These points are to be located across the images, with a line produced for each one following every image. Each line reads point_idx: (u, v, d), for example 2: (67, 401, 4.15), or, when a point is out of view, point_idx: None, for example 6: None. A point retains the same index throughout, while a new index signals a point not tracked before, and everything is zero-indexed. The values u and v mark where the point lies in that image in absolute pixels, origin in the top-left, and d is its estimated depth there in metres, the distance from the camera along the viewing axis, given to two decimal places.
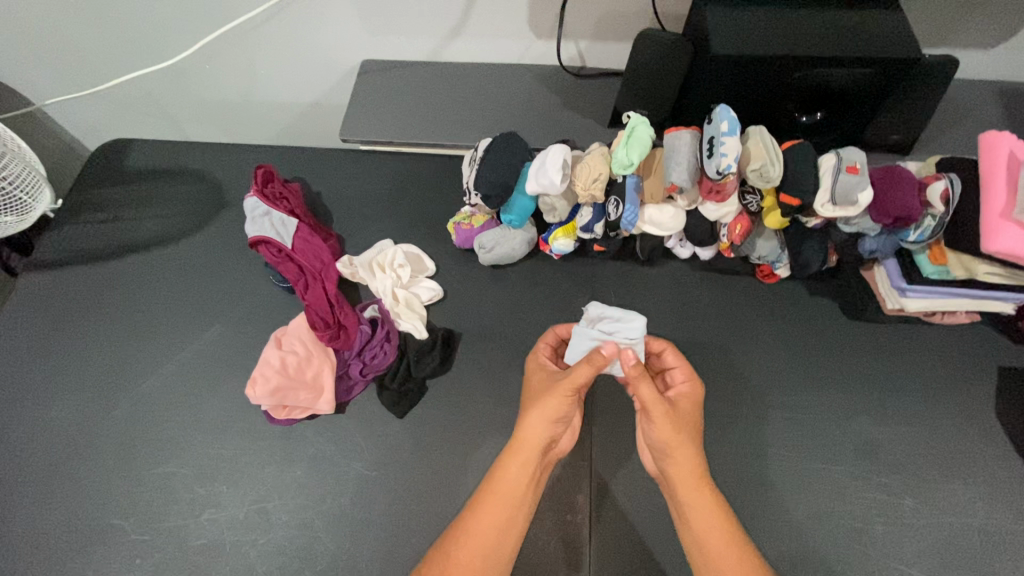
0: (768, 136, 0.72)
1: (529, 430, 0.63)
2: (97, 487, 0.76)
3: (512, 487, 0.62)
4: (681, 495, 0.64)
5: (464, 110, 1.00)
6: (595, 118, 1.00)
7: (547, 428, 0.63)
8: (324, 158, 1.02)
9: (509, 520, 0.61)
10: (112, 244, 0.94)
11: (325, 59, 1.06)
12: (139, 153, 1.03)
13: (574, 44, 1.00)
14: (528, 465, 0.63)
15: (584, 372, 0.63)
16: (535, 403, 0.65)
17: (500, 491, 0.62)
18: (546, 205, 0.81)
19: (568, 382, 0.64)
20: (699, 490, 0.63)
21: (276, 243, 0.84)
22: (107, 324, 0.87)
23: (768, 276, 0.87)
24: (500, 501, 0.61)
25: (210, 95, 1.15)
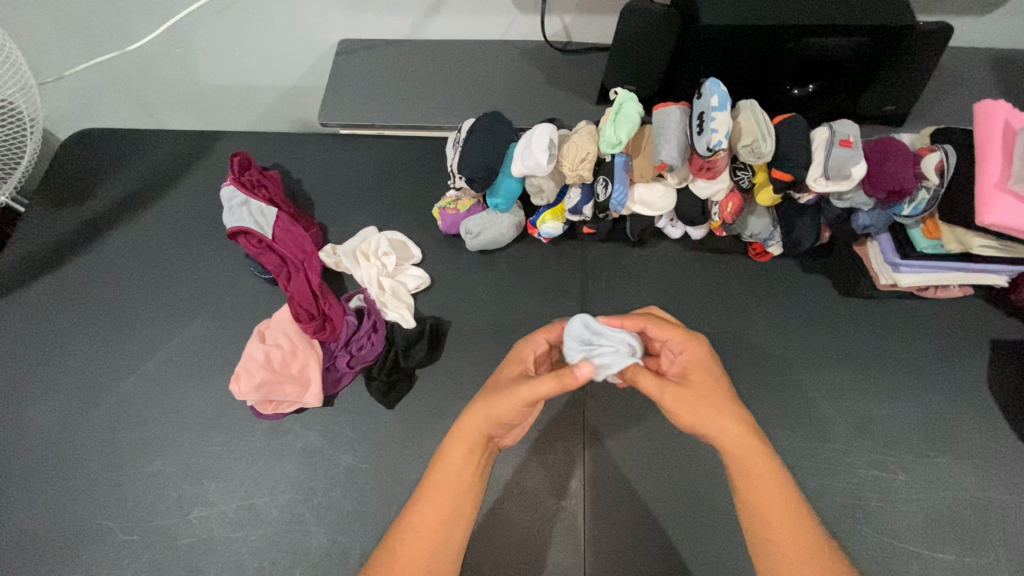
0: (759, 110, 0.70)
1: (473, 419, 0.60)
2: (82, 489, 0.74)
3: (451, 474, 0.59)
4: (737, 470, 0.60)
5: (446, 91, 0.97)
6: (581, 95, 0.97)
7: (487, 416, 0.59)
8: (304, 143, 0.99)
9: (454, 507, 0.59)
10: (83, 238, 0.90)
11: (301, 38, 1.02)
12: (109, 142, 0.99)
13: (559, 18, 0.97)
14: (468, 450, 0.59)
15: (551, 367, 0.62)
16: (484, 395, 0.60)
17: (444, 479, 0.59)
18: (533, 187, 0.79)
19: (523, 387, 0.58)
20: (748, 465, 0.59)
21: (255, 233, 0.81)
22: (84, 322, 0.84)
23: (760, 254, 0.85)
24: (451, 481, 0.59)
25: (184, 81, 1.11)
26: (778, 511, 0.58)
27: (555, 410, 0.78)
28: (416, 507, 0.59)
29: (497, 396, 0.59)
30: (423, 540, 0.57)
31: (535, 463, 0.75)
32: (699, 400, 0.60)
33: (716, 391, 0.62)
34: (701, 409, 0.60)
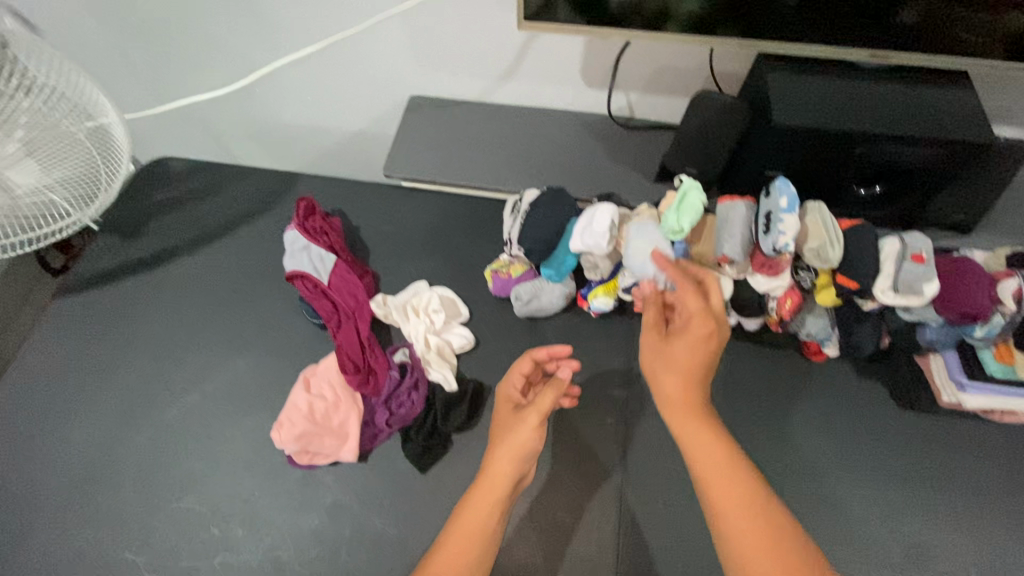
0: (827, 214, 0.71)
1: (494, 465, 0.63)
2: (114, 516, 0.75)
3: (473, 527, 0.60)
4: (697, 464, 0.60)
5: (508, 155, 1.00)
6: (640, 171, 0.98)
7: (512, 455, 0.63)
8: (365, 190, 1.02)
9: (475, 552, 0.59)
10: (149, 262, 0.94)
11: (375, 90, 1.08)
12: (187, 170, 1.04)
13: (624, 95, 1.00)
14: (494, 505, 0.62)
15: (549, 399, 0.65)
16: (504, 437, 0.65)
17: (458, 529, 0.60)
18: (588, 263, 0.80)
19: (535, 410, 0.65)
20: (707, 442, 0.61)
21: (312, 278, 0.86)
22: (138, 345, 0.87)
23: (815, 354, 0.82)
24: (468, 529, 0.60)
25: (259, 119, 1.17)
26: (730, 491, 0.58)
27: (591, 493, 0.76)
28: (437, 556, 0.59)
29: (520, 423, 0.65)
30: None
31: (567, 550, 0.72)
32: (666, 348, 0.66)
33: (700, 425, 0.62)
34: (660, 357, 0.66)
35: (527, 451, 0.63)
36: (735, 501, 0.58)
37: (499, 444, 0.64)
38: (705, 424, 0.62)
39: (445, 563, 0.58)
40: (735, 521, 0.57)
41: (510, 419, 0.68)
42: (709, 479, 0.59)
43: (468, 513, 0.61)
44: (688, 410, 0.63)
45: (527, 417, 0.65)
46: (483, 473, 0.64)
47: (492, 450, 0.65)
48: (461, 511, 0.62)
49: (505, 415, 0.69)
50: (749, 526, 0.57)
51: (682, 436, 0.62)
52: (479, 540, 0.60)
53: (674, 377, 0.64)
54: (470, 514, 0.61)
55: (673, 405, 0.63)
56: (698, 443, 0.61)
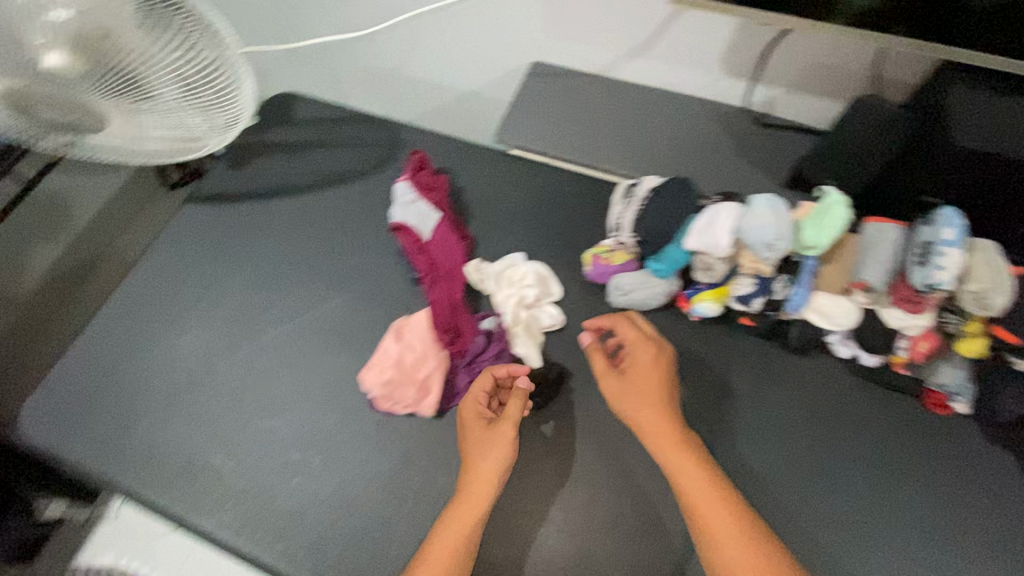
0: (996, 255, 0.63)
1: (473, 480, 0.67)
2: (208, 422, 0.80)
3: (449, 545, 0.64)
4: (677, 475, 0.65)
5: (626, 138, 0.95)
6: (768, 174, 0.91)
7: (491, 468, 0.67)
8: (475, 153, 1.01)
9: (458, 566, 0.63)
10: (265, 192, 0.98)
11: (498, 52, 1.06)
12: (309, 110, 1.08)
13: (764, 90, 0.92)
14: (476, 518, 0.65)
15: (517, 407, 0.70)
16: (483, 452, 0.68)
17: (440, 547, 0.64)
18: (701, 264, 0.74)
19: (506, 423, 0.69)
20: (686, 453, 0.66)
21: (415, 232, 0.87)
22: (246, 269, 0.91)
23: (939, 407, 0.73)
24: (450, 547, 0.63)
25: (380, 67, 1.18)
26: (707, 502, 0.63)
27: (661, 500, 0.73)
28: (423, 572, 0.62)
29: (491, 445, 0.68)
30: None
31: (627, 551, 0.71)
32: (628, 382, 0.71)
33: (673, 438, 0.67)
34: (646, 388, 0.69)
35: (506, 461, 0.67)
36: (716, 509, 0.63)
37: (479, 457, 0.68)
38: (678, 440, 0.67)
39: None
40: (711, 520, 0.62)
41: (478, 435, 0.70)
42: (690, 492, 0.64)
43: (448, 531, 0.64)
44: (661, 428, 0.67)
45: (511, 408, 0.70)
46: (462, 490, 0.67)
47: (467, 468, 0.68)
48: (431, 538, 0.65)
49: (472, 422, 0.71)
50: (731, 532, 0.61)
51: (651, 436, 0.68)
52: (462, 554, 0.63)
53: (642, 390, 0.69)
54: (445, 544, 0.64)
55: (644, 422, 0.68)
56: (669, 451, 0.66)
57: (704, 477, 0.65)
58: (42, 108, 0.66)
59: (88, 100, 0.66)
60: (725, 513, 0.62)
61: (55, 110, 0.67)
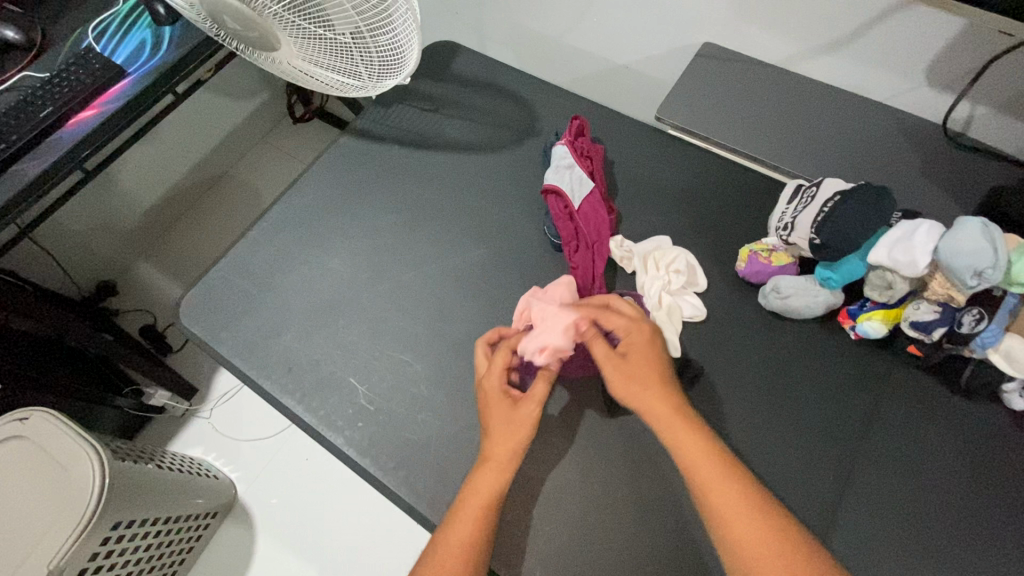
0: None
1: (491, 455, 0.64)
2: (346, 344, 0.84)
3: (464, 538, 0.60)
4: (692, 471, 0.57)
5: (797, 135, 0.90)
6: (955, 199, 0.83)
7: (511, 447, 0.64)
8: (629, 127, 0.98)
9: (474, 540, 0.60)
10: (417, 134, 1.00)
11: (667, 27, 1.02)
12: (466, 61, 1.08)
13: (968, 106, 0.84)
14: (489, 494, 0.62)
15: (539, 391, 0.66)
16: (497, 426, 0.66)
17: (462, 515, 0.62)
18: (880, 280, 0.69)
19: (529, 401, 0.66)
20: (706, 453, 0.58)
21: (566, 199, 0.86)
22: (393, 205, 0.94)
23: None
24: (467, 519, 0.61)
25: (536, 27, 1.17)
26: (727, 504, 0.55)
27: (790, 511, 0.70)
28: (439, 540, 0.60)
29: (521, 425, 0.65)
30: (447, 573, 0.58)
31: None
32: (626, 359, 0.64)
33: (670, 411, 0.60)
34: (626, 364, 0.63)
35: (522, 443, 0.64)
36: (738, 510, 0.55)
37: (495, 435, 0.65)
38: (688, 425, 0.59)
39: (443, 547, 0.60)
40: (737, 519, 0.54)
41: (493, 403, 0.67)
42: (706, 490, 0.56)
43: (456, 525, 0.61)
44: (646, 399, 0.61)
45: (535, 387, 0.66)
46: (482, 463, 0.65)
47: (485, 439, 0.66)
48: (462, 495, 0.63)
49: (488, 399, 0.68)
50: (763, 538, 0.53)
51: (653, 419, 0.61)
52: (480, 532, 0.61)
53: (643, 362, 0.63)
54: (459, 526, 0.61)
55: (636, 395, 0.62)
56: (670, 425, 0.60)
57: (728, 485, 0.56)
58: (228, 17, 0.69)
59: (271, 24, 0.70)
60: (754, 531, 0.54)
61: (239, 23, 0.70)
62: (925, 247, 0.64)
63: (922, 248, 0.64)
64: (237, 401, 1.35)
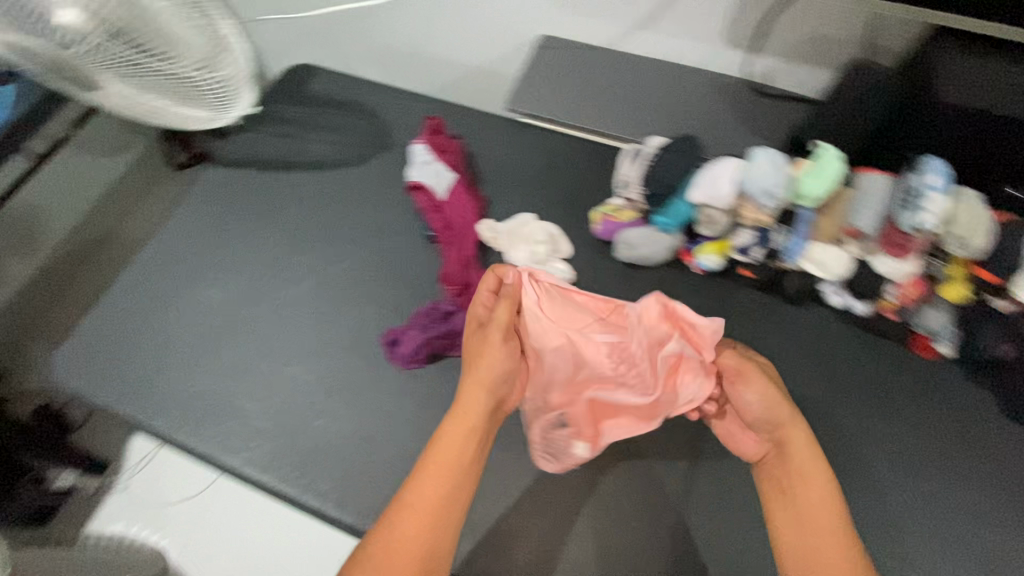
0: (978, 202, 0.69)
1: (464, 404, 0.67)
2: (234, 369, 0.83)
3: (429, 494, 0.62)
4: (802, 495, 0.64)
5: (631, 105, 1.00)
6: (767, 139, 0.95)
7: (479, 392, 0.68)
8: (485, 120, 1.05)
9: (447, 486, 0.62)
10: (284, 158, 1.02)
11: (506, 26, 1.10)
12: (324, 81, 1.11)
13: (766, 59, 0.97)
14: (466, 442, 0.65)
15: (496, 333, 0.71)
16: (471, 370, 0.70)
17: (432, 463, 0.64)
18: (705, 218, 0.79)
19: (496, 343, 0.71)
20: (816, 472, 0.65)
21: (431, 192, 0.91)
22: (267, 228, 0.95)
23: (925, 349, 0.78)
24: (447, 463, 0.63)
25: (390, 40, 1.22)
26: (832, 524, 0.62)
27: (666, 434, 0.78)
28: (410, 491, 0.62)
29: (481, 369, 0.69)
30: (421, 519, 0.60)
31: (635, 483, 0.75)
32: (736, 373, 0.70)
33: (811, 464, 0.65)
34: (770, 398, 0.68)
35: (491, 385, 0.69)
36: (832, 534, 0.61)
37: (470, 383, 0.69)
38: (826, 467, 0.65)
39: (415, 497, 0.61)
40: (842, 540, 0.61)
41: (469, 352, 0.72)
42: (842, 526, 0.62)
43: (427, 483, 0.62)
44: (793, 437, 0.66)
45: (493, 333, 0.71)
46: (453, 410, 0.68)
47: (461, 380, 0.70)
48: (434, 444, 0.65)
49: (463, 346, 0.73)
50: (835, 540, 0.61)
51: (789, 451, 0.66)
52: (451, 480, 0.63)
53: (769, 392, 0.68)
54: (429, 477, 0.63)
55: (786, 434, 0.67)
56: (805, 467, 0.65)
57: (826, 486, 0.64)
58: (38, 65, 0.69)
59: (88, 68, 0.70)
60: (828, 532, 0.61)
61: (53, 70, 0.70)
62: (730, 181, 0.74)
63: (727, 182, 0.74)
64: (154, 466, 1.20)
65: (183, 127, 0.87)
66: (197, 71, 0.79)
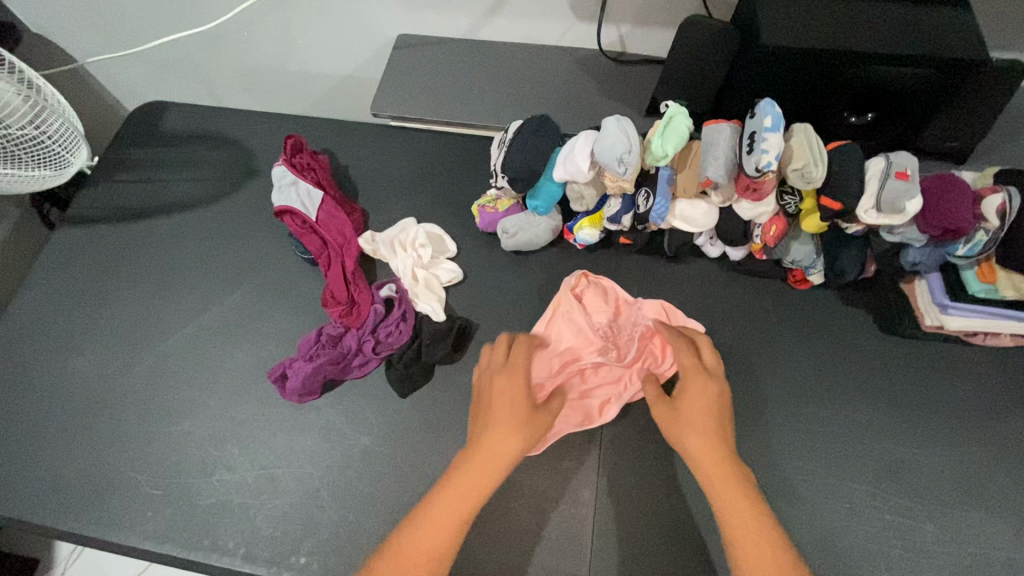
0: (813, 135, 0.69)
1: (488, 436, 0.62)
2: (116, 439, 0.77)
3: (438, 523, 0.57)
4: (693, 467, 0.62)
5: (496, 92, 0.99)
6: (630, 107, 0.97)
7: (509, 420, 0.63)
8: (354, 131, 1.02)
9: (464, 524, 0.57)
10: (142, 204, 0.95)
11: (359, 31, 1.06)
12: (177, 116, 1.05)
13: (614, 28, 0.98)
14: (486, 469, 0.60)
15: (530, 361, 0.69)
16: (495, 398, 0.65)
17: (450, 497, 0.58)
18: (573, 193, 0.79)
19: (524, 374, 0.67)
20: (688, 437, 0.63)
21: (300, 214, 0.85)
22: (133, 282, 0.88)
23: (800, 281, 0.83)
24: (463, 496, 0.58)
25: (246, 62, 1.16)
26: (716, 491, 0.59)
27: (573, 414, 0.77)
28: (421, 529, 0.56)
29: (517, 395, 0.65)
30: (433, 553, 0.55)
31: (550, 469, 0.74)
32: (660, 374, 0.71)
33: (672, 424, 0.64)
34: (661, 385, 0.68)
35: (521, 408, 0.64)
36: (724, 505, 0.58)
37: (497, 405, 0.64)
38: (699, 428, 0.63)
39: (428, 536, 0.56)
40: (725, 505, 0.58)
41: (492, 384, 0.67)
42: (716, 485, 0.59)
43: (434, 507, 0.57)
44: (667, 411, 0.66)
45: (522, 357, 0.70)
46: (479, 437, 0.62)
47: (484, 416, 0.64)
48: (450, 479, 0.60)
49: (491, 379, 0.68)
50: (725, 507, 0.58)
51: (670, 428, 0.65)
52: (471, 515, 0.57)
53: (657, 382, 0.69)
54: (446, 502, 0.58)
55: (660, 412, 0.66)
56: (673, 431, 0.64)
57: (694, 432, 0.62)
58: None
59: None
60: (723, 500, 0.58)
61: None
62: (584, 152, 0.73)
63: (582, 153, 0.74)
64: (88, 559, 1.08)
65: (13, 189, 0.84)
66: (26, 125, 0.82)
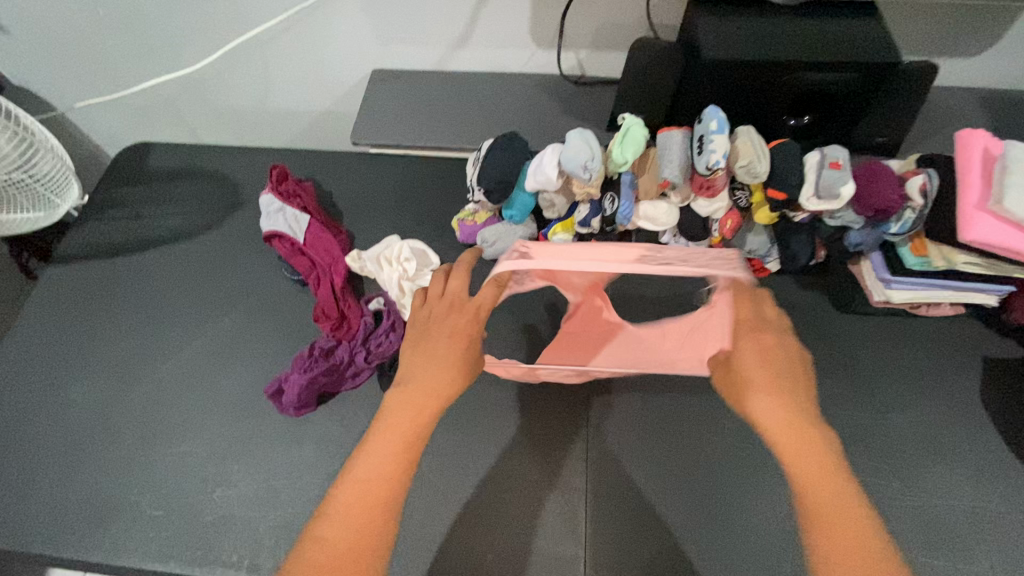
0: (755, 136, 0.76)
1: (421, 371, 0.61)
2: (115, 464, 0.79)
3: (378, 468, 0.54)
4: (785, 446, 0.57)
5: (467, 117, 1.06)
6: (592, 123, 1.05)
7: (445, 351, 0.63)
8: (336, 160, 1.07)
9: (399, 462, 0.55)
10: (132, 239, 0.99)
11: (335, 68, 1.13)
12: (163, 154, 1.09)
13: (573, 53, 1.07)
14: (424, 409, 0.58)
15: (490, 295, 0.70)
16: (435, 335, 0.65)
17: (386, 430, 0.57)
18: (545, 201, 0.86)
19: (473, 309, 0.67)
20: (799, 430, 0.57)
21: (288, 237, 0.90)
22: (126, 313, 0.91)
23: (759, 270, 0.90)
24: (398, 433, 0.56)
25: (228, 102, 1.22)
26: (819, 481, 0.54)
27: (560, 406, 0.82)
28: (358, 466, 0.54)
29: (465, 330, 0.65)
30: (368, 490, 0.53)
31: (541, 459, 0.78)
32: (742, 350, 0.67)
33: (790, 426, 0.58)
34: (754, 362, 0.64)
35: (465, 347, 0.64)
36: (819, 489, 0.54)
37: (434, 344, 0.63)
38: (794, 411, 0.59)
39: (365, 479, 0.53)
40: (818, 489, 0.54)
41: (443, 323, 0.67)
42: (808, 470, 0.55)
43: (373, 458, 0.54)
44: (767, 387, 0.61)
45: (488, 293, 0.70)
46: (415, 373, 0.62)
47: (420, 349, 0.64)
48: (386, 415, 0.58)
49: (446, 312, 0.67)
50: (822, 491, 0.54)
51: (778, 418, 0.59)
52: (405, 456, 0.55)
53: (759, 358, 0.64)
54: (385, 447, 0.55)
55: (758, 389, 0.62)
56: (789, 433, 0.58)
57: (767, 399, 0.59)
58: None
59: None
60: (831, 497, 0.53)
61: None
62: (551, 161, 0.80)
63: (549, 163, 0.80)
64: None
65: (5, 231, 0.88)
66: (17, 170, 0.86)
